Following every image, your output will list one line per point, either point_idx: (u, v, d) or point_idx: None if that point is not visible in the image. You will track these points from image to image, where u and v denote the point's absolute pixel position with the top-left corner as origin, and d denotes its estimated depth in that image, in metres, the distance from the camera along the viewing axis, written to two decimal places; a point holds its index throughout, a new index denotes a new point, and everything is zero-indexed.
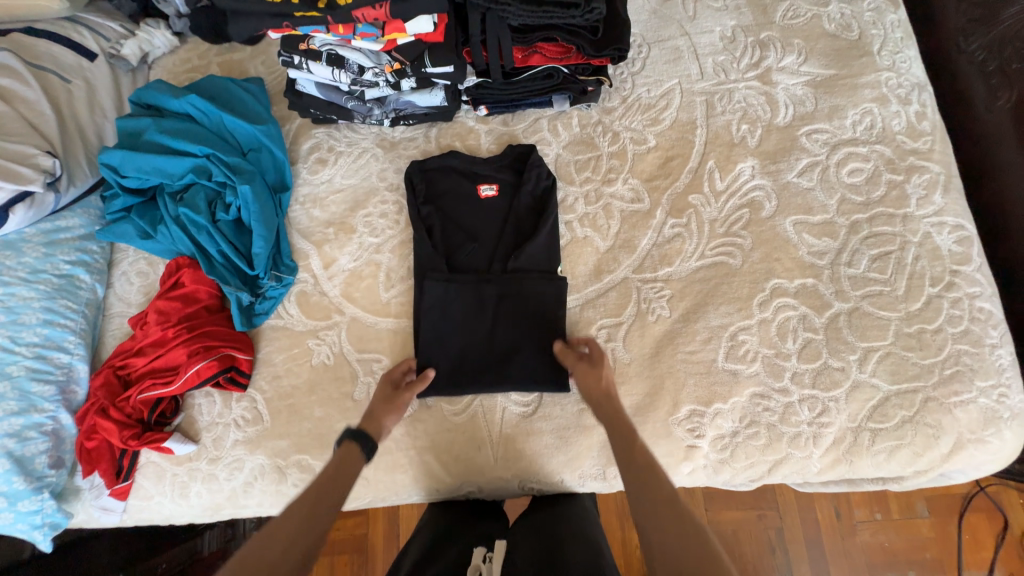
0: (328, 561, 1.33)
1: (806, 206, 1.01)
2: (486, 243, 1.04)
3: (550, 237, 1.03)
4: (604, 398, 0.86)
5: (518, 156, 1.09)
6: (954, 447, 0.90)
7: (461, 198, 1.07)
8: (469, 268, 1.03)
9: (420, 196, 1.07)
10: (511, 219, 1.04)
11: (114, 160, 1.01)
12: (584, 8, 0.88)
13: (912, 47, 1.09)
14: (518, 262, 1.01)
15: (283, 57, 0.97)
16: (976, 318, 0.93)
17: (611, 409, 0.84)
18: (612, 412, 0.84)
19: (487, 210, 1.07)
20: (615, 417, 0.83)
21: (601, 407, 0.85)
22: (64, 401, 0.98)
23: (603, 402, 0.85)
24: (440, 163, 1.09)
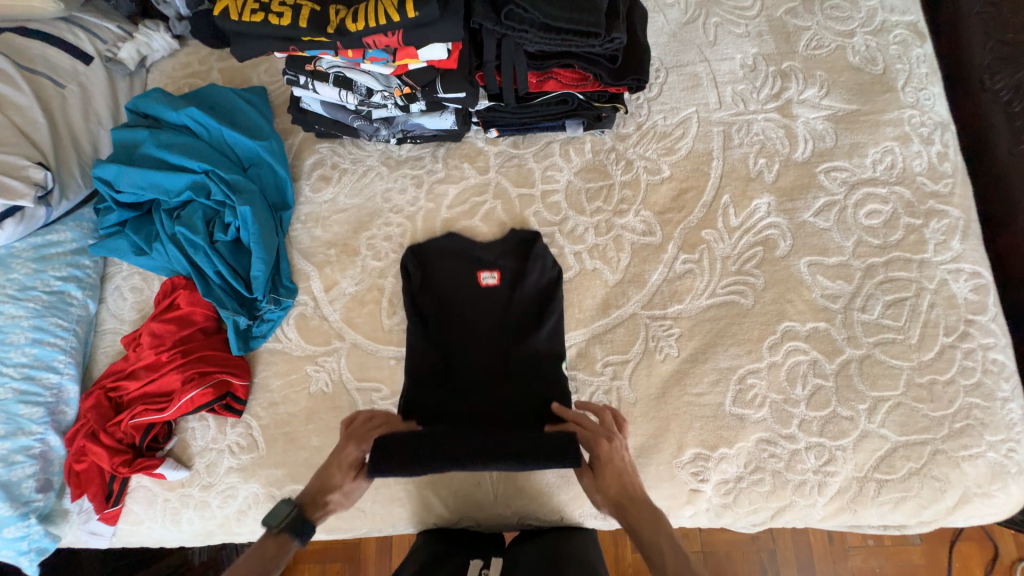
0: (320, 568, 1.30)
1: (822, 246, 0.99)
2: (485, 331, 0.99)
3: (556, 331, 0.98)
4: (623, 500, 0.79)
5: (521, 242, 1.04)
6: (960, 500, 0.89)
7: (458, 286, 1.02)
8: (468, 353, 0.98)
9: (415, 283, 1.02)
10: (513, 310, 1.00)
11: (108, 174, 0.98)
12: (604, 37, 0.85)
13: (937, 83, 1.06)
14: (519, 353, 0.96)
15: (288, 76, 0.93)
16: (988, 370, 0.91)
17: (635, 511, 0.77)
18: (637, 515, 0.77)
19: (487, 297, 1.01)
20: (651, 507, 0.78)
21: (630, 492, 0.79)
22: (53, 422, 0.95)
23: (625, 509, 0.78)
24: (436, 245, 1.04)
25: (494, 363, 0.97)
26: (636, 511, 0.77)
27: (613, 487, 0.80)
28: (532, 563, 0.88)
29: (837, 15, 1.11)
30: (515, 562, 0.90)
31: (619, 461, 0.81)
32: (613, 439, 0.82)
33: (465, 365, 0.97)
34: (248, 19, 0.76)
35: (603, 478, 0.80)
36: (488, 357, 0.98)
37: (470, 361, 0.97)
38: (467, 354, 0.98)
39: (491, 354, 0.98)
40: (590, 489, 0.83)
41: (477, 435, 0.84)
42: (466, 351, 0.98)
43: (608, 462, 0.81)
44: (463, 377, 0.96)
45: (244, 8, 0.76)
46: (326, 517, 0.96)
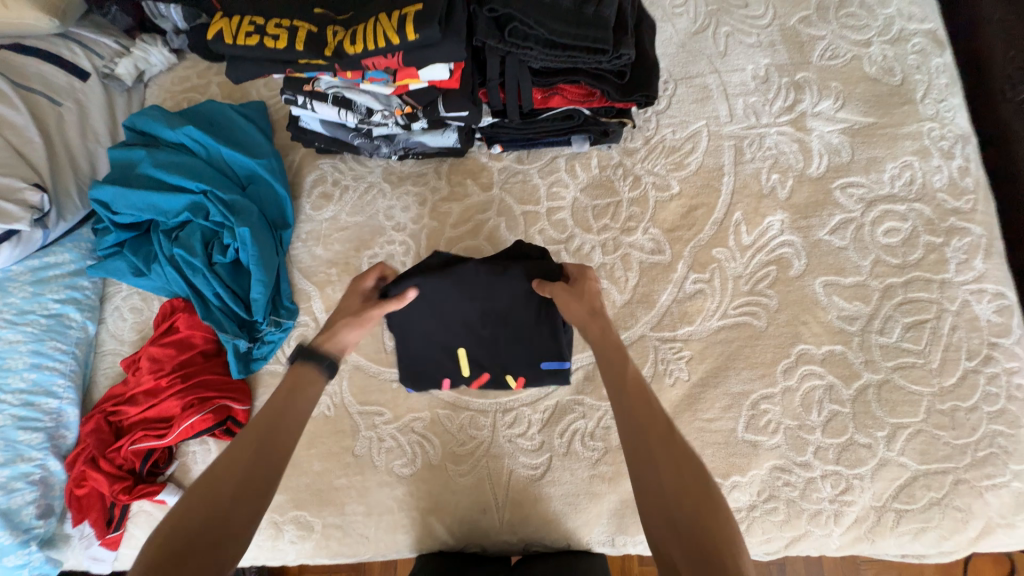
0: None
1: (838, 266, 0.95)
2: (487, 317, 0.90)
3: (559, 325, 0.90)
4: (593, 318, 0.76)
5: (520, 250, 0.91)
6: (983, 531, 0.86)
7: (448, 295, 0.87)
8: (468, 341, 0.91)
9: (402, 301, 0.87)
10: (518, 303, 0.88)
11: (105, 196, 0.96)
12: (611, 54, 0.82)
13: (958, 94, 1.02)
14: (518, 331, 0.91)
15: (286, 96, 0.91)
16: (1013, 396, 0.88)
17: (602, 333, 0.75)
18: (604, 336, 0.74)
19: (490, 278, 0.87)
20: (605, 338, 0.74)
21: (588, 326, 0.76)
22: (53, 447, 0.94)
23: (592, 324, 0.76)
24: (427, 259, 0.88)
25: (495, 347, 0.92)
26: (603, 327, 0.75)
27: (591, 303, 0.78)
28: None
29: (853, 23, 1.07)
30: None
31: (593, 289, 0.80)
32: (584, 270, 0.83)
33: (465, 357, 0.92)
34: (242, 42, 0.73)
35: (574, 292, 0.79)
36: (489, 347, 0.91)
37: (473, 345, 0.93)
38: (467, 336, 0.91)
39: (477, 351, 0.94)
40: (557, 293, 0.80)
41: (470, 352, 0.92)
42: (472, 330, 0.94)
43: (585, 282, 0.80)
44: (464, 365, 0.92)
45: (238, 30, 0.73)
46: (329, 544, 0.94)
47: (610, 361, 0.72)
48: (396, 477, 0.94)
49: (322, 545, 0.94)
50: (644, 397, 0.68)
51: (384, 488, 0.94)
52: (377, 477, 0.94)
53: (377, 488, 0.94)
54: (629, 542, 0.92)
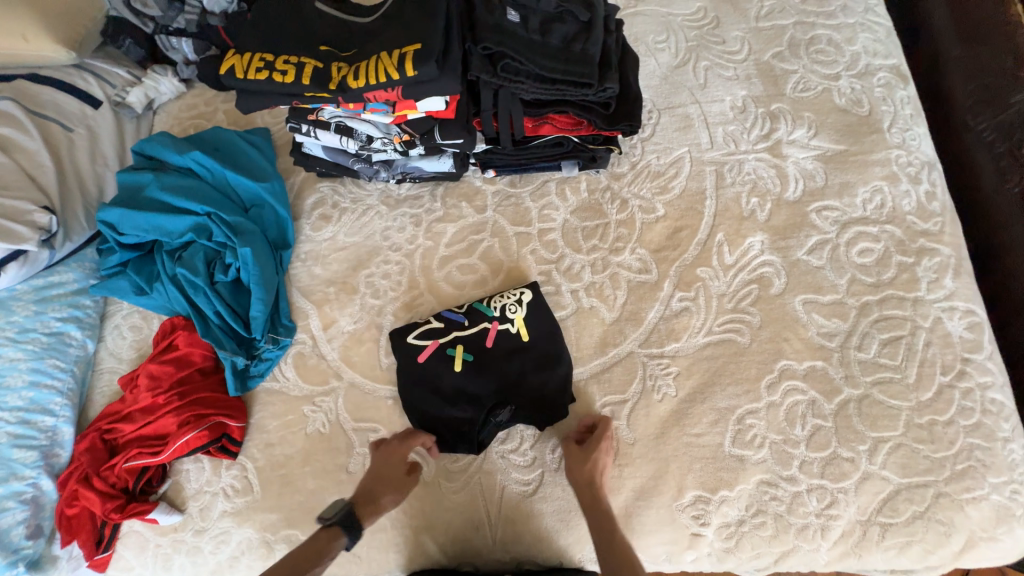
0: None
1: (816, 284, 1.00)
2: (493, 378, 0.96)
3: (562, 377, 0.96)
4: (587, 486, 0.88)
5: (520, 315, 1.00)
6: (966, 545, 0.87)
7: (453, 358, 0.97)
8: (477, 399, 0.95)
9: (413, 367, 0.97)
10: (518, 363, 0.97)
11: (112, 218, 1.00)
12: (596, 87, 0.88)
13: (922, 124, 1.09)
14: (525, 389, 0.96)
15: (290, 124, 0.97)
16: (987, 410, 0.91)
17: (596, 502, 0.86)
18: (597, 503, 0.86)
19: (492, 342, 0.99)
20: (599, 508, 0.86)
21: (584, 493, 0.87)
22: (47, 466, 0.94)
23: (586, 491, 0.88)
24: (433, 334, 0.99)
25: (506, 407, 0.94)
26: (596, 502, 0.86)
27: (593, 471, 0.88)
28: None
29: (823, 59, 1.15)
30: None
31: (597, 462, 0.89)
32: (603, 439, 0.91)
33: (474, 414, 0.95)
34: (252, 77, 0.79)
35: (580, 458, 0.90)
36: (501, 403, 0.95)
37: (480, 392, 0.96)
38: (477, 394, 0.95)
39: (506, 411, 0.93)
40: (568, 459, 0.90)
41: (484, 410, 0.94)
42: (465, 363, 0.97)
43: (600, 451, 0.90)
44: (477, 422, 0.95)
45: (249, 66, 0.79)
46: None
47: (602, 526, 0.84)
48: None
49: None
50: (623, 556, 0.80)
51: None
52: None
53: None
54: None
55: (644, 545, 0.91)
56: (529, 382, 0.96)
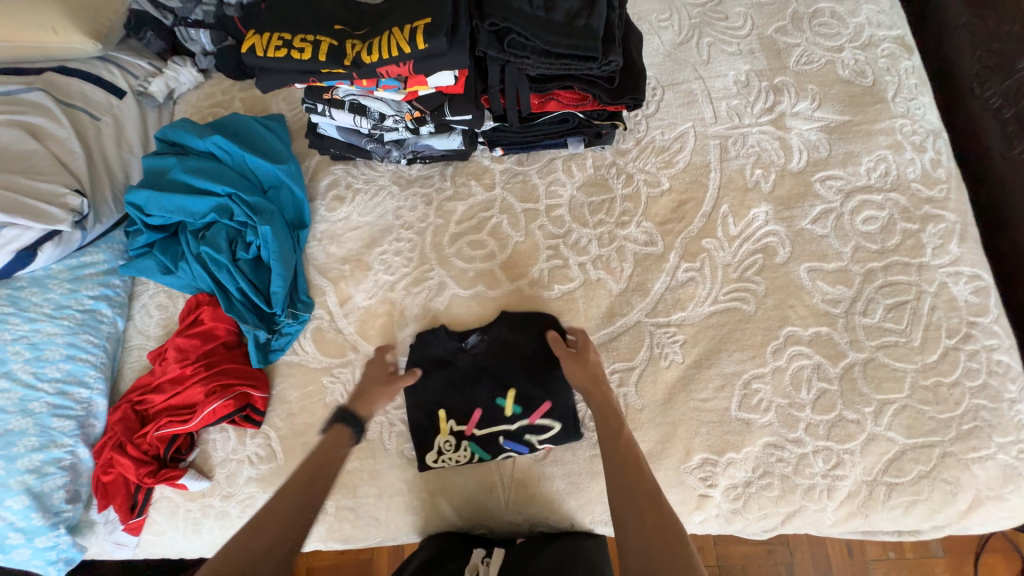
0: None
1: (821, 253, 1.01)
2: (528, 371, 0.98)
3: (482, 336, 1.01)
4: (594, 385, 0.90)
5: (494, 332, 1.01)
6: (972, 504, 0.89)
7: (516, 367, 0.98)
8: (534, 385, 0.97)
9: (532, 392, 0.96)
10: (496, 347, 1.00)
11: (139, 199, 1.05)
12: (601, 61, 0.91)
13: (926, 93, 1.10)
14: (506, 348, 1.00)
15: (306, 104, 1.01)
16: (993, 371, 0.92)
17: (604, 398, 0.89)
18: (603, 400, 0.89)
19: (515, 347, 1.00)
20: (604, 405, 0.88)
21: (590, 392, 0.90)
22: (83, 435, 0.99)
23: (592, 394, 0.89)
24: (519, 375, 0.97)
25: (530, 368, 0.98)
26: (606, 406, 0.88)
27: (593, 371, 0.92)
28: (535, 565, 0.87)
29: (826, 31, 1.16)
30: (523, 559, 0.90)
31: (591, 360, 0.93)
32: (589, 345, 0.95)
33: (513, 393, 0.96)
34: (271, 55, 0.82)
35: (577, 362, 0.93)
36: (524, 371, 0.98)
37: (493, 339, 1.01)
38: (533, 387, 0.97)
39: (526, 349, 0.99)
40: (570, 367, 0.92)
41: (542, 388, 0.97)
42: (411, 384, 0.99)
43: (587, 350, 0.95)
44: (510, 404, 0.96)
45: (268, 45, 0.82)
46: (341, 526, 0.98)
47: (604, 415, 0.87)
48: (406, 459, 0.98)
49: (335, 528, 0.98)
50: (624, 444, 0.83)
51: (394, 471, 0.98)
52: (387, 460, 0.99)
53: (387, 470, 0.98)
54: None
55: None
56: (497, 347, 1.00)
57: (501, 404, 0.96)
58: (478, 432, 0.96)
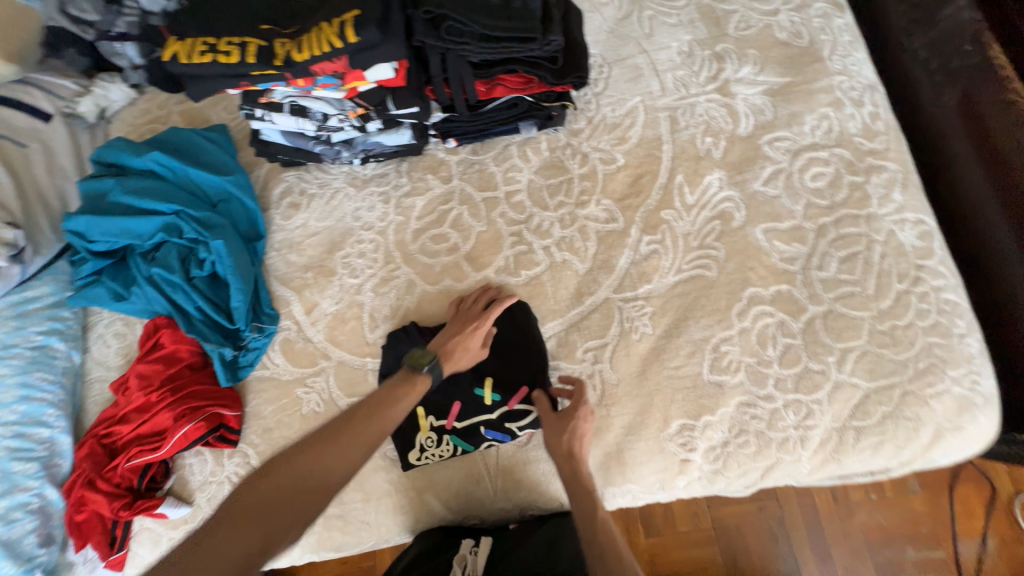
0: None
1: (774, 213, 1.04)
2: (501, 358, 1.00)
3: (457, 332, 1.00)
4: (567, 458, 0.90)
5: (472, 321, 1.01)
6: (935, 436, 0.93)
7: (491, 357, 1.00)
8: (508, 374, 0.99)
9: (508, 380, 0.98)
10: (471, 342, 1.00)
11: (80, 226, 1.00)
12: (541, 41, 0.90)
13: (860, 49, 1.13)
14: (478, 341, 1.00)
15: (244, 110, 0.98)
16: (942, 309, 0.97)
17: (575, 471, 0.89)
18: (576, 475, 0.89)
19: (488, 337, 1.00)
20: (576, 477, 0.89)
21: (561, 465, 0.90)
22: (49, 476, 0.96)
23: (566, 465, 0.90)
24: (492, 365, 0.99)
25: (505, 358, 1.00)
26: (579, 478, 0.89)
27: (571, 443, 0.90)
28: (522, 556, 0.91)
29: None
30: (512, 546, 0.93)
31: (575, 430, 0.91)
32: (580, 407, 0.92)
33: (489, 380, 0.98)
34: (197, 61, 0.79)
35: (557, 429, 0.91)
36: (499, 358, 1.00)
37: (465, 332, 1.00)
38: (508, 373, 0.99)
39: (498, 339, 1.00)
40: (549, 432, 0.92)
41: (520, 374, 0.99)
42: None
43: (576, 420, 0.91)
44: (489, 392, 0.97)
45: (193, 51, 0.80)
46: (332, 534, 0.97)
47: (576, 487, 0.88)
48: (390, 460, 0.98)
49: (325, 537, 0.97)
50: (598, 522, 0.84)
51: (379, 473, 0.97)
52: (371, 464, 0.98)
53: (372, 474, 0.97)
54: (617, 493, 0.97)
55: (638, 477, 0.96)
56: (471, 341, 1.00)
57: (479, 395, 0.97)
58: (459, 424, 0.96)
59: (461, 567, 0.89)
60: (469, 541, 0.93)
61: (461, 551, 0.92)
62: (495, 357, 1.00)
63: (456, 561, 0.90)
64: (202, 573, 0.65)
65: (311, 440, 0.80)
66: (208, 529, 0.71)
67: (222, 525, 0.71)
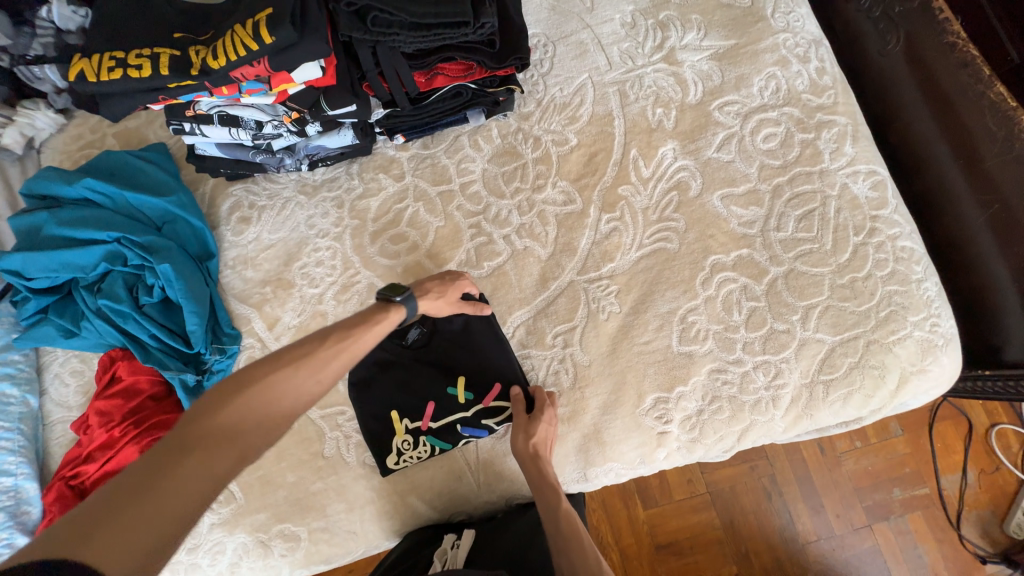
0: None
1: (730, 178, 1.04)
2: (470, 356, 0.97)
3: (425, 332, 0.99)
4: (532, 458, 0.90)
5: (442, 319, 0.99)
6: (900, 382, 0.95)
7: (459, 356, 0.97)
8: (478, 374, 0.96)
9: (478, 378, 0.96)
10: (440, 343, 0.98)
11: (14, 264, 0.95)
12: (474, 25, 0.87)
13: (802, 4, 1.12)
14: (447, 340, 0.98)
15: (172, 125, 0.95)
16: (899, 257, 0.98)
17: (541, 470, 0.90)
18: (541, 473, 0.90)
19: (457, 335, 0.98)
20: (541, 474, 0.90)
21: (527, 464, 0.90)
22: (19, 524, 0.92)
23: (531, 463, 0.90)
24: (462, 362, 0.97)
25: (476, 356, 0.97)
26: (545, 475, 0.89)
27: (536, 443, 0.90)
28: (505, 547, 0.92)
29: None
30: (498, 536, 0.94)
31: (542, 430, 0.91)
32: (546, 408, 0.92)
33: (461, 380, 0.96)
34: (106, 78, 0.75)
35: (525, 429, 0.91)
36: (468, 356, 0.97)
37: (433, 331, 0.99)
38: (477, 373, 0.96)
39: (467, 336, 0.98)
40: (516, 432, 0.92)
41: (488, 373, 0.97)
42: (359, 396, 0.96)
43: (542, 419, 0.91)
44: (462, 392, 0.95)
45: (100, 67, 0.75)
46: (318, 548, 0.96)
47: (541, 483, 0.89)
48: (369, 467, 0.97)
49: (312, 551, 0.96)
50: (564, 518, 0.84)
51: (360, 481, 0.96)
52: (351, 473, 0.97)
53: (353, 483, 0.96)
54: (599, 473, 0.98)
55: (619, 454, 0.96)
56: (440, 340, 0.98)
57: (452, 393, 0.95)
58: (434, 425, 0.95)
59: (441, 562, 0.89)
60: (450, 536, 0.93)
61: (442, 546, 0.92)
62: (466, 354, 0.97)
63: (437, 554, 0.90)
64: (136, 516, 0.53)
65: (276, 360, 0.68)
66: (160, 451, 0.58)
67: (155, 458, 0.58)
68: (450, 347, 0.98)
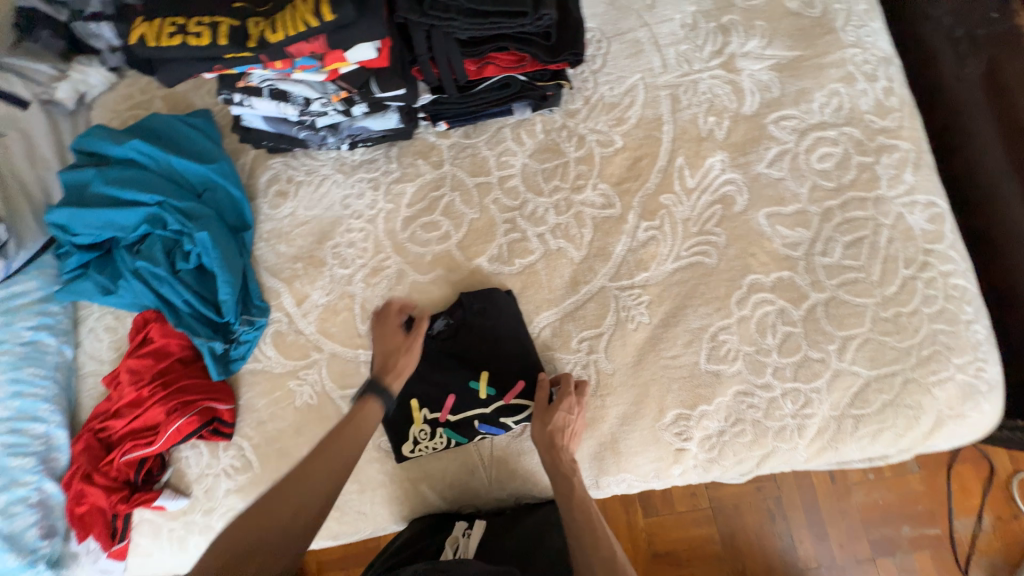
0: None
1: (778, 196, 1.00)
2: (495, 350, 0.98)
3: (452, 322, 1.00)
4: (549, 445, 0.90)
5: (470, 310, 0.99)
6: (935, 424, 0.91)
7: (485, 349, 0.98)
8: (502, 368, 0.97)
9: (501, 373, 0.97)
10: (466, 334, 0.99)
11: (61, 219, 0.97)
12: (532, 16, 0.85)
13: (876, 19, 1.06)
14: (473, 333, 0.99)
15: (222, 95, 0.95)
16: (950, 295, 0.93)
17: (557, 455, 0.90)
18: (557, 458, 0.90)
19: (484, 329, 0.99)
20: (557, 460, 0.90)
21: (543, 447, 0.90)
22: (47, 469, 0.96)
23: (548, 447, 0.90)
24: (486, 355, 0.98)
25: (501, 350, 0.98)
26: (562, 461, 0.90)
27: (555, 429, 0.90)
28: (512, 544, 0.92)
29: None
30: (505, 533, 0.94)
31: (563, 416, 0.90)
32: (567, 397, 0.91)
33: (484, 373, 0.96)
34: (166, 44, 0.75)
35: (546, 414, 0.91)
36: (493, 350, 0.98)
37: (460, 323, 0.99)
38: (501, 367, 0.97)
39: (493, 331, 0.99)
40: (537, 415, 0.92)
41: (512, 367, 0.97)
42: None
43: (563, 407, 0.90)
44: (484, 386, 0.95)
45: (160, 32, 0.75)
46: (328, 524, 0.98)
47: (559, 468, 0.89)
48: (384, 451, 0.98)
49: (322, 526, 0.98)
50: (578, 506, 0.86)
51: (374, 464, 0.97)
52: (366, 455, 0.98)
53: (367, 465, 0.98)
54: (611, 482, 0.97)
55: (633, 466, 0.95)
56: (466, 332, 0.99)
57: (474, 387, 0.95)
58: (453, 417, 0.95)
59: (452, 549, 0.90)
60: (462, 524, 0.94)
61: (453, 533, 0.93)
62: (491, 348, 0.98)
63: (448, 541, 0.91)
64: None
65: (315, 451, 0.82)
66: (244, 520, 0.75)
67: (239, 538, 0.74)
68: (475, 340, 0.98)
